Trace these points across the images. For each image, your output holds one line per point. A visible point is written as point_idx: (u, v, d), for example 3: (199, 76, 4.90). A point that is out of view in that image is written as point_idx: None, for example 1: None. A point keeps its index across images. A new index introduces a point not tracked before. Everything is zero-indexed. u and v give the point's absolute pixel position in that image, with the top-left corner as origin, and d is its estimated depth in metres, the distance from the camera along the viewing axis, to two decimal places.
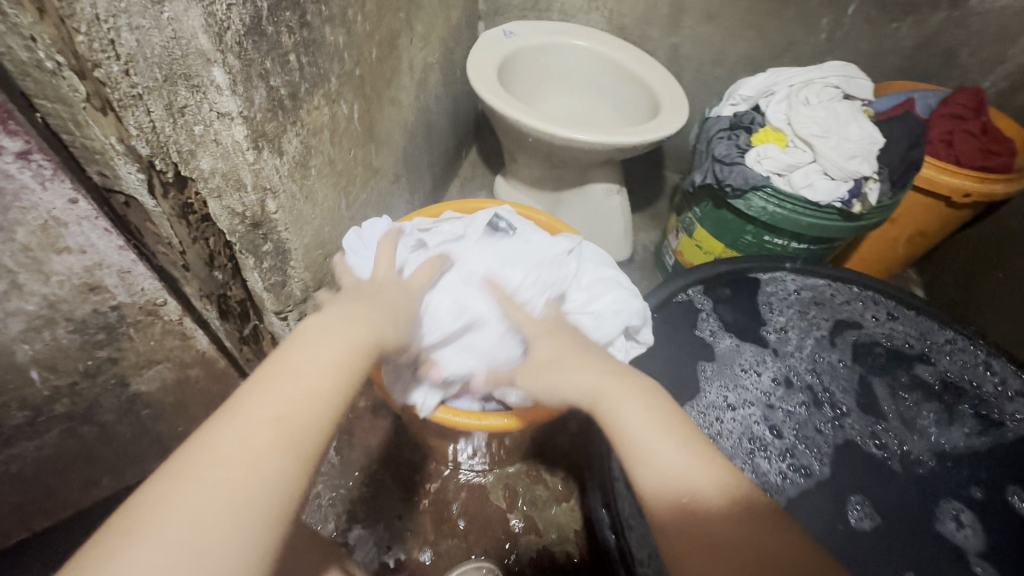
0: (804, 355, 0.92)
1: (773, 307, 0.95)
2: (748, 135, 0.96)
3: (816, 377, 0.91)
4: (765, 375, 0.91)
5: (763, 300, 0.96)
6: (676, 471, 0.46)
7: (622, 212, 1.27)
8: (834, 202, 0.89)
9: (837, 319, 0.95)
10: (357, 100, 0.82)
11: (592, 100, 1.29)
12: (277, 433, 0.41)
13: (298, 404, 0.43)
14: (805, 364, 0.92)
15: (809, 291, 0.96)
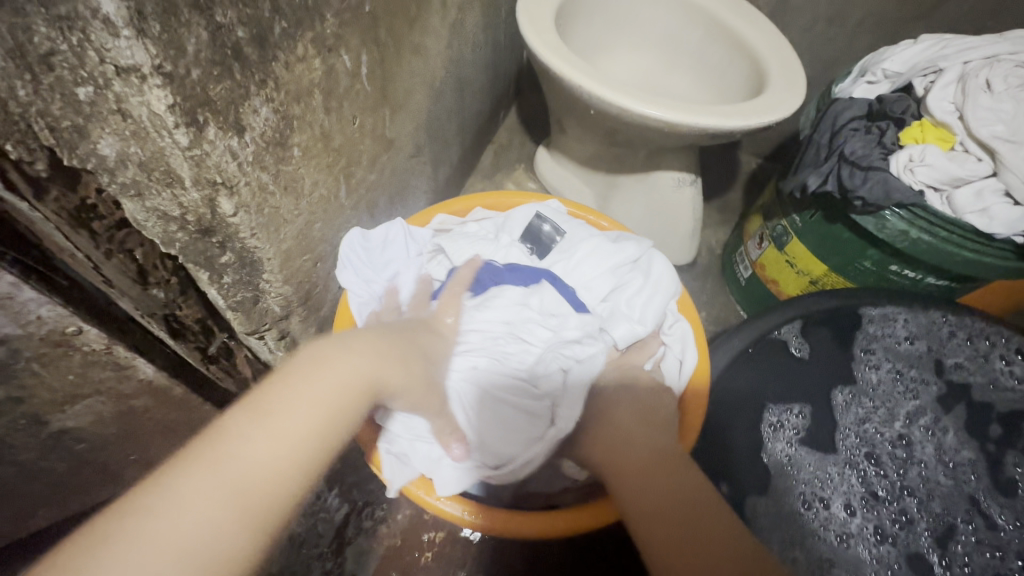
0: (874, 431, 0.65)
1: (870, 360, 0.68)
2: (896, 131, 0.71)
3: (932, 496, 0.62)
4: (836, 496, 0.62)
5: (860, 370, 0.68)
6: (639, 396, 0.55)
7: (692, 207, 1.03)
8: (1015, 236, 0.64)
9: (951, 385, 0.67)
10: (366, 49, 0.59)
11: (670, 63, 1.02)
12: (235, 505, 0.32)
13: (283, 481, 0.35)
14: (873, 444, 0.65)
15: (923, 340, 0.69)
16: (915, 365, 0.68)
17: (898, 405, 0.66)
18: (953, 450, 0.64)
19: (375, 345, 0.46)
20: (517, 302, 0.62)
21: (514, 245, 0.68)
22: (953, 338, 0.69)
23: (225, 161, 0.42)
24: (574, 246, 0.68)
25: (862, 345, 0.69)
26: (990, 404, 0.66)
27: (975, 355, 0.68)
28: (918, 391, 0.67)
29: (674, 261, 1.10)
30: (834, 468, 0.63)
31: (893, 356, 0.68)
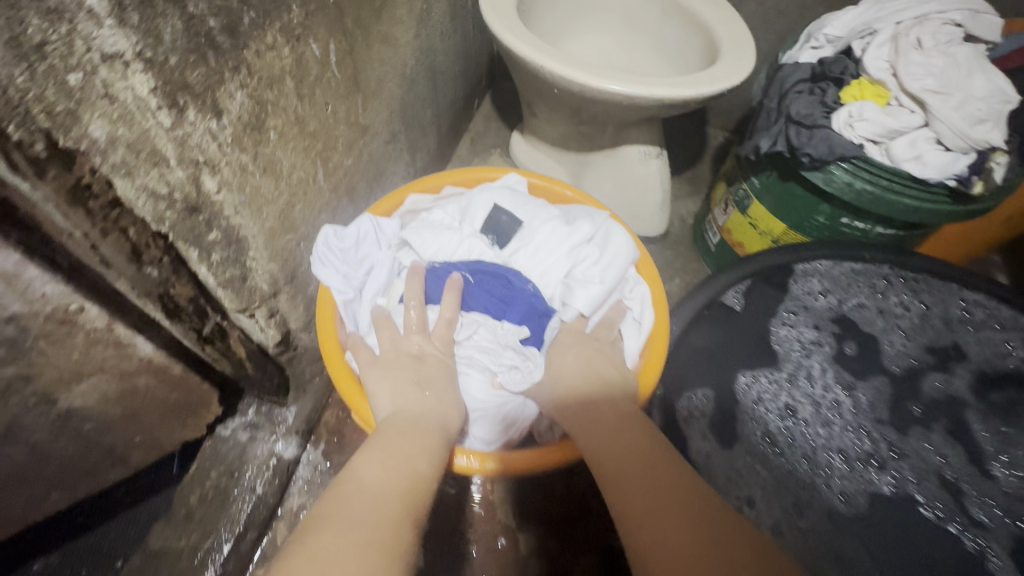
0: (784, 394, 0.68)
1: (788, 320, 0.71)
2: (836, 90, 0.75)
3: (829, 453, 0.66)
4: (749, 469, 0.66)
5: (768, 351, 0.70)
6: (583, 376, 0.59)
7: (660, 179, 1.08)
8: (947, 180, 0.69)
9: (844, 339, 0.71)
10: (334, 39, 0.63)
11: (630, 43, 1.07)
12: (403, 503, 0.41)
13: (412, 486, 0.44)
14: (783, 407, 0.68)
15: (834, 294, 0.72)
16: (817, 326, 0.72)
17: (788, 364, 0.69)
18: (844, 395, 0.68)
19: (420, 399, 0.54)
20: (495, 340, 0.66)
21: (475, 234, 0.70)
22: (853, 290, 0.73)
23: (205, 142, 0.47)
24: (531, 231, 0.69)
25: (775, 321, 0.71)
26: (879, 351, 0.70)
27: (875, 293, 0.72)
28: (824, 344, 0.71)
29: (648, 233, 1.15)
30: (738, 456, 0.66)
31: (799, 319, 0.72)
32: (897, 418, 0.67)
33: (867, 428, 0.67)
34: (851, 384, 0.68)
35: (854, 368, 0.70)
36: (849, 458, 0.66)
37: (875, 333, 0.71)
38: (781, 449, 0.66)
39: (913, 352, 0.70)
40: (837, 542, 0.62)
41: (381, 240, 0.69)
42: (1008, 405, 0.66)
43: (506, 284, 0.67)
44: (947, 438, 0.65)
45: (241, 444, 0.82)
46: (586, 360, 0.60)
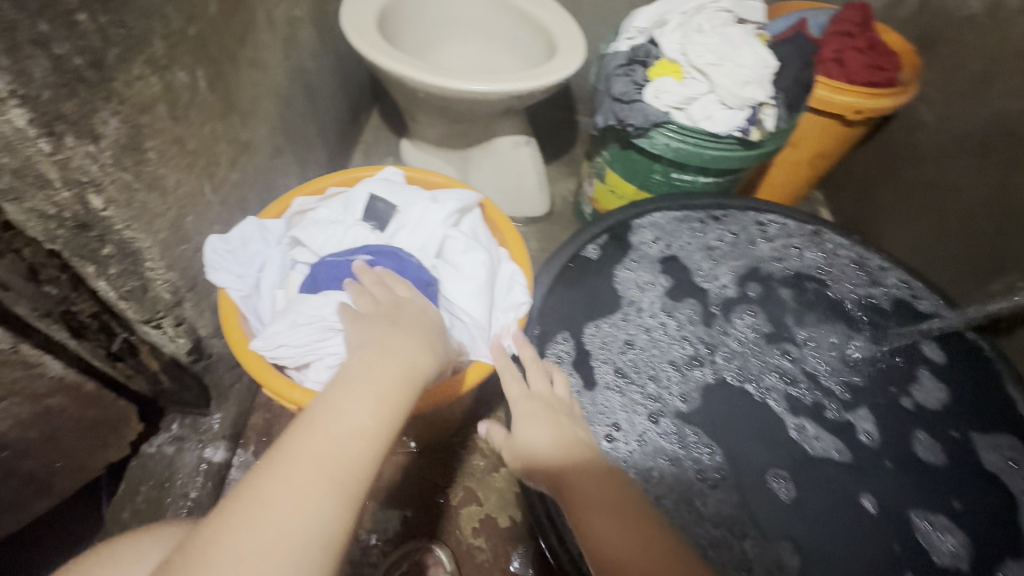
0: (627, 329, 0.82)
1: (630, 269, 0.87)
2: (645, 70, 0.93)
3: (671, 364, 0.81)
4: (609, 395, 0.77)
5: (617, 292, 0.85)
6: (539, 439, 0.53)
7: (533, 164, 1.22)
8: (733, 132, 0.88)
9: (673, 273, 0.89)
10: (201, 66, 0.70)
11: (489, 47, 1.21)
12: (324, 472, 0.36)
13: (348, 449, 0.38)
14: (628, 341, 0.82)
15: (663, 238, 0.90)
16: (650, 269, 0.88)
17: (627, 305, 0.85)
18: (672, 320, 0.85)
19: (389, 338, 0.46)
20: None
21: (357, 223, 0.69)
22: (681, 231, 0.92)
23: (88, 163, 0.54)
24: (407, 214, 0.69)
25: (618, 272, 0.87)
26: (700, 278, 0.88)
27: (696, 231, 0.92)
28: (657, 282, 0.88)
29: (534, 213, 1.30)
30: (598, 392, 0.76)
31: (641, 262, 0.88)
32: (716, 327, 0.85)
33: (692, 342, 0.83)
34: (674, 310, 0.85)
35: (682, 296, 0.87)
36: (683, 366, 0.81)
37: (696, 265, 0.89)
38: (629, 372, 0.79)
39: (723, 275, 0.89)
40: (685, 435, 0.76)
41: (264, 245, 0.70)
42: (793, 297, 0.87)
43: (391, 255, 0.64)
44: (748, 332, 0.84)
45: (168, 456, 0.86)
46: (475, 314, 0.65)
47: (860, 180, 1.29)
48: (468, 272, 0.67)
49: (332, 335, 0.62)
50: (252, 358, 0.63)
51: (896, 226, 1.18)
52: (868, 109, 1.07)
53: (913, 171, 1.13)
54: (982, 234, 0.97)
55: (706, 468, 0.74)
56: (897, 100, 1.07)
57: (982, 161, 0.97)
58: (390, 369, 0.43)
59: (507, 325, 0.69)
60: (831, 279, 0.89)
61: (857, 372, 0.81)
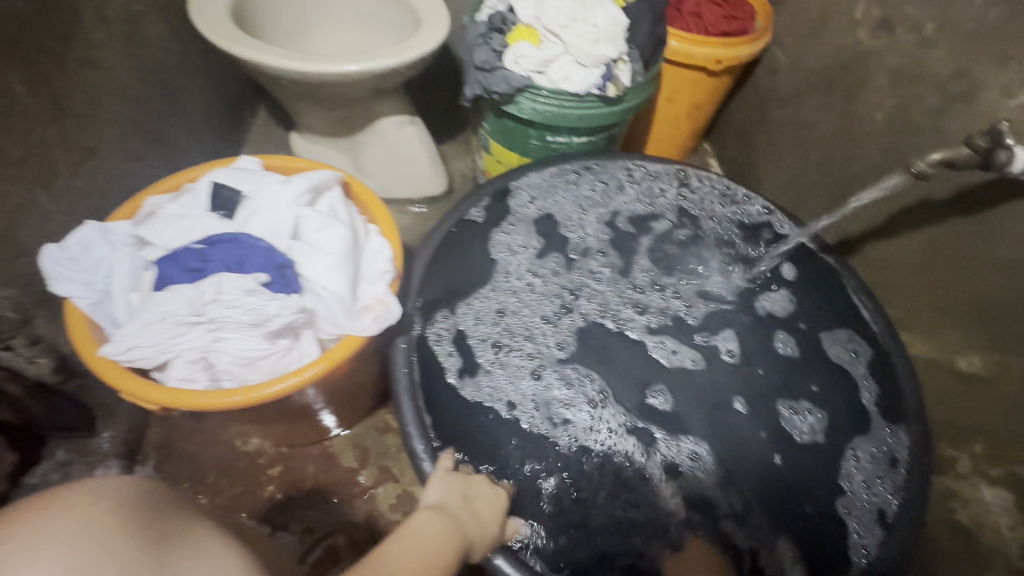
0: (504, 291, 0.93)
1: (506, 236, 0.94)
2: (504, 36, 0.94)
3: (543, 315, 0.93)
4: (496, 352, 0.88)
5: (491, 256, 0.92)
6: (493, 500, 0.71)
7: (421, 143, 1.22)
8: (591, 89, 0.92)
9: (547, 231, 0.98)
10: (11, 67, 0.66)
11: (361, 29, 1.19)
12: None
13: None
14: (507, 300, 0.93)
15: (538, 199, 0.96)
16: (523, 233, 0.96)
17: (504, 267, 0.94)
18: (545, 274, 0.97)
19: (459, 512, 0.63)
20: (235, 289, 0.61)
21: (205, 213, 0.67)
22: (557, 186, 0.97)
23: None
24: (255, 198, 0.68)
25: (493, 243, 0.92)
26: (567, 231, 0.98)
27: (569, 185, 0.98)
28: (530, 243, 0.96)
29: (432, 192, 1.30)
30: (486, 351, 0.88)
31: (515, 229, 0.95)
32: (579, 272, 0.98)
33: (564, 291, 0.96)
34: (546, 265, 0.97)
35: (551, 253, 0.98)
36: (561, 313, 0.94)
37: (566, 221, 0.98)
38: (511, 326, 0.91)
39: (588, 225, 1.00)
40: (564, 373, 0.90)
41: (109, 246, 0.67)
42: (646, 238, 1.01)
43: (238, 243, 0.64)
44: (614, 273, 0.99)
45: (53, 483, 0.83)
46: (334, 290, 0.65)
47: (736, 129, 1.36)
48: (325, 247, 0.67)
49: (187, 328, 0.61)
50: (105, 364, 0.61)
51: (769, 169, 1.25)
52: (727, 58, 1.12)
53: (778, 113, 1.20)
54: (834, 162, 1.05)
55: (591, 393, 0.89)
56: (755, 47, 1.13)
57: (828, 96, 1.05)
58: (448, 538, 0.59)
59: (376, 295, 0.69)
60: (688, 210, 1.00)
61: (704, 288, 0.99)
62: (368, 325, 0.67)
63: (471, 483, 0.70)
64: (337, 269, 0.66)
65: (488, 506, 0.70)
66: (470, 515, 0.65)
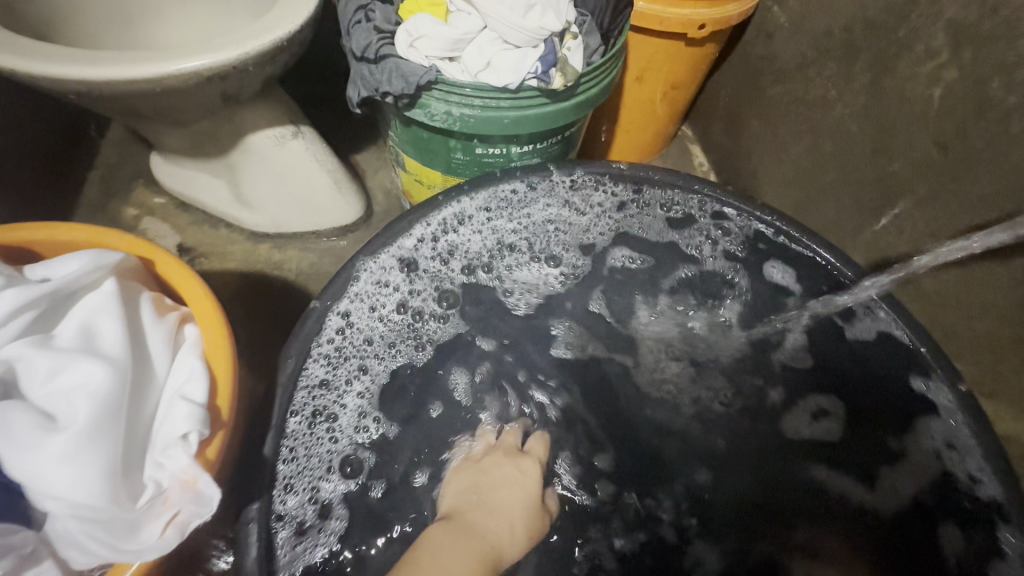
0: (354, 360, 0.65)
1: (367, 285, 0.64)
2: (394, 10, 0.65)
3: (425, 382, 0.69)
4: (339, 441, 0.62)
5: (331, 317, 0.60)
6: (513, 499, 0.62)
7: (315, 161, 0.92)
8: (528, 81, 0.62)
9: (416, 271, 0.69)
10: None
11: (212, 9, 0.85)
12: None
13: None
14: (357, 370, 0.65)
15: (429, 232, 0.67)
16: (392, 274, 0.67)
17: (355, 328, 0.64)
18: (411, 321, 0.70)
19: (487, 521, 0.59)
20: None
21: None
22: (464, 208, 0.68)
23: None
24: None
25: (347, 298, 0.62)
26: (452, 261, 0.72)
27: (485, 203, 0.69)
28: (395, 283, 0.68)
29: (343, 222, 0.99)
30: (323, 449, 0.61)
31: (378, 272, 0.65)
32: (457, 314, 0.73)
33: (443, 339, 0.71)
34: (414, 310, 0.70)
35: (425, 297, 0.71)
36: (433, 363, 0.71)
37: (436, 270, 0.71)
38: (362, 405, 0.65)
39: (484, 257, 0.74)
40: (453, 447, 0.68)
41: None
42: (552, 266, 0.76)
43: None
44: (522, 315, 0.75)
45: None
46: (70, 492, 0.38)
47: (723, 111, 1.07)
48: (57, 418, 0.40)
49: None
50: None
51: (770, 160, 0.96)
52: (712, 20, 0.83)
53: (775, 89, 0.92)
54: (862, 159, 0.78)
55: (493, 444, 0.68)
56: (744, 3, 0.85)
57: (849, 66, 0.78)
58: (467, 552, 0.55)
59: (165, 481, 0.42)
60: (627, 220, 0.75)
61: (621, 328, 0.76)
62: (150, 540, 0.40)
63: (486, 472, 0.64)
64: (73, 458, 0.38)
65: (513, 489, 0.62)
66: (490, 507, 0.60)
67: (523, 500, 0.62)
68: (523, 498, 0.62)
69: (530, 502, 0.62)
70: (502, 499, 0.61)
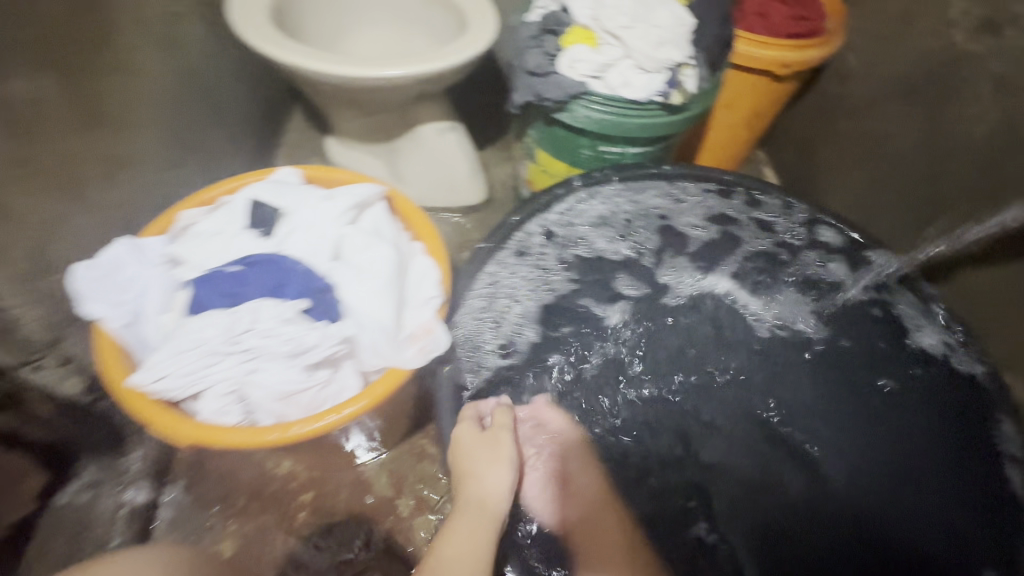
0: (506, 289, 0.82)
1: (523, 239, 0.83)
2: (556, 39, 0.87)
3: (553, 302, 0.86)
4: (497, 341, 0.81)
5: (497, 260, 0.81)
6: (469, 450, 0.65)
7: (461, 150, 1.17)
8: (653, 97, 0.84)
9: (552, 239, 0.86)
10: (45, 73, 0.61)
11: (403, 31, 1.13)
12: None
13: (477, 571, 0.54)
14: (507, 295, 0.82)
15: (564, 209, 0.85)
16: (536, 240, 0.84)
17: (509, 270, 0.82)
18: (546, 266, 0.86)
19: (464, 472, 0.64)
20: (275, 318, 0.56)
21: (242, 230, 0.63)
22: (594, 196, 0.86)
23: None
24: (297, 212, 0.64)
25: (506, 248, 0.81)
26: (581, 235, 0.88)
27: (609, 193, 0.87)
28: (537, 245, 0.84)
29: (471, 201, 1.23)
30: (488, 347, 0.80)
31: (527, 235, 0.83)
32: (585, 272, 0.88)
33: (565, 276, 0.86)
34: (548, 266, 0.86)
35: (557, 259, 0.86)
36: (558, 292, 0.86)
37: (568, 240, 0.87)
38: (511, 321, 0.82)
39: (605, 234, 0.89)
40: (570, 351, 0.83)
41: (143, 263, 0.63)
42: (660, 241, 0.91)
43: (279, 265, 0.59)
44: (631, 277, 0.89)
45: (83, 506, 0.80)
46: (373, 315, 0.60)
47: (794, 138, 1.25)
48: (363, 271, 0.62)
49: (222, 357, 0.57)
50: (133, 394, 0.57)
51: (834, 179, 1.14)
52: (796, 62, 1.03)
53: (845, 122, 1.09)
54: (917, 183, 0.95)
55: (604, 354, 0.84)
56: (821, 50, 1.02)
57: (911, 105, 0.95)
58: (465, 510, 0.60)
59: (420, 323, 0.63)
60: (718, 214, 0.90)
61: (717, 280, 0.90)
62: (413, 356, 0.61)
63: (450, 444, 0.67)
64: (378, 294, 0.61)
65: (476, 448, 0.66)
66: (470, 486, 0.63)
67: (475, 443, 0.66)
68: (476, 441, 0.66)
69: (482, 442, 0.66)
70: (463, 448, 0.65)
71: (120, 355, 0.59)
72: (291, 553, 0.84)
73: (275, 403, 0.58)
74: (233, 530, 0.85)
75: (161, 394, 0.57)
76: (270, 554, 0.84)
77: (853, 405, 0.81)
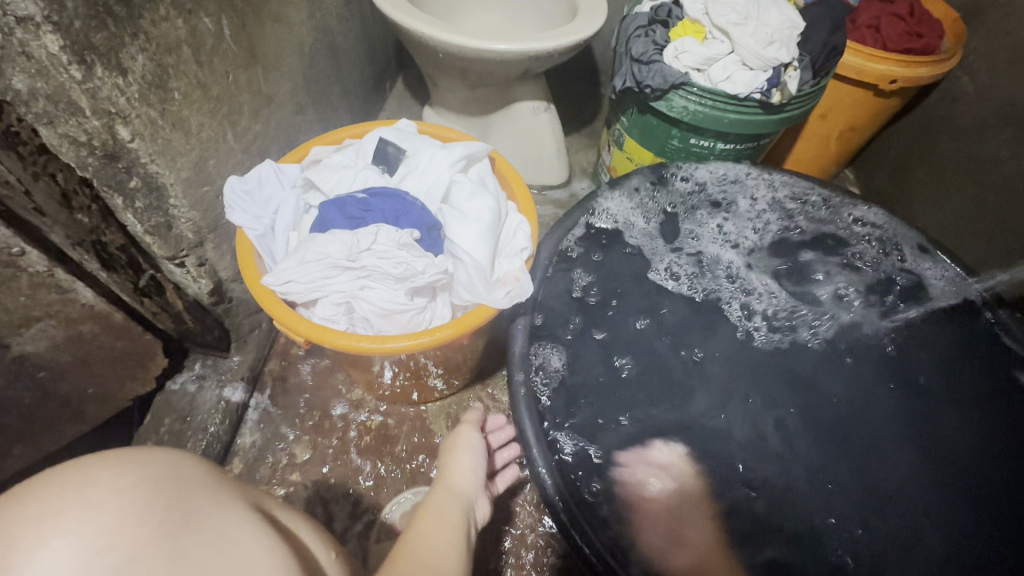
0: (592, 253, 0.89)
1: (614, 218, 0.91)
2: (664, 32, 0.92)
3: (622, 264, 0.91)
4: (579, 288, 0.87)
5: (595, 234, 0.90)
6: (456, 459, 0.72)
7: (550, 131, 1.22)
8: (753, 93, 0.86)
9: (631, 215, 0.93)
10: (226, 15, 0.72)
11: (511, 14, 1.20)
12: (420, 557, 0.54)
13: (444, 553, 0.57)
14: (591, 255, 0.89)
15: (638, 197, 0.92)
16: (619, 213, 0.91)
17: (600, 244, 0.90)
18: (620, 238, 0.92)
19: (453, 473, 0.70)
20: (391, 242, 0.64)
21: (368, 167, 0.72)
22: (666, 180, 0.93)
23: (115, 95, 0.57)
24: (416, 159, 0.72)
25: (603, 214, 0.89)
26: (653, 213, 0.94)
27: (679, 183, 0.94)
28: (618, 218, 0.92)
29: (551, 181, 1.28)
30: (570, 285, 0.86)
31: (618, 214, 0.91)
32: (655, 239, 0.94)
33: (628, 245, 0.93)
34: (624, 232, 0.92)
35: (631, 227, 0.93)
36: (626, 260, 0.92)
37: (643, 215, 0.94)
38: (586, 281, 0.88)
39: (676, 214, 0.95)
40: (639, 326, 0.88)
41: (283, 185, 0.73)
42: (723, 220, 0.97)
43: (399, 201, 0.68)
44: (692, 252, 0.95)
45: (190, 394, 0.92)
46: (472, 254, 0.67)
47: (888, 159, 1.22)
48: (468, 216, 0.69)
49: (341, 271, 0.65)
50: (263, 290, 0.66)
51: (924, 203, 1.12)
52: (905, 77, 1.00)
53: (950, 145, 1.06)
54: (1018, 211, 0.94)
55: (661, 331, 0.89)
56: (936, 68, 1.00)
57: None
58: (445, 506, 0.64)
59: (511, 271, 0.69)
60: (787, 209, 0.95)
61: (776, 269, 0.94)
62: (501, 298, 0.67)
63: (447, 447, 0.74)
64: (479, 237, 0.68)
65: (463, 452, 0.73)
66: (442, 490, 0.68)
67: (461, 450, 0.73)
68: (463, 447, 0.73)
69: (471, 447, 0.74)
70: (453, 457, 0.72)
71: (255, 260, 0.69)
72: (355, 470, 0.91)
73: (377, 316, 0.66)
74: (307, 440, 0.94)
75: (286, 295, 0.65)
76: (336, 467, 0.92)
77: (907, 401, 0.85)
